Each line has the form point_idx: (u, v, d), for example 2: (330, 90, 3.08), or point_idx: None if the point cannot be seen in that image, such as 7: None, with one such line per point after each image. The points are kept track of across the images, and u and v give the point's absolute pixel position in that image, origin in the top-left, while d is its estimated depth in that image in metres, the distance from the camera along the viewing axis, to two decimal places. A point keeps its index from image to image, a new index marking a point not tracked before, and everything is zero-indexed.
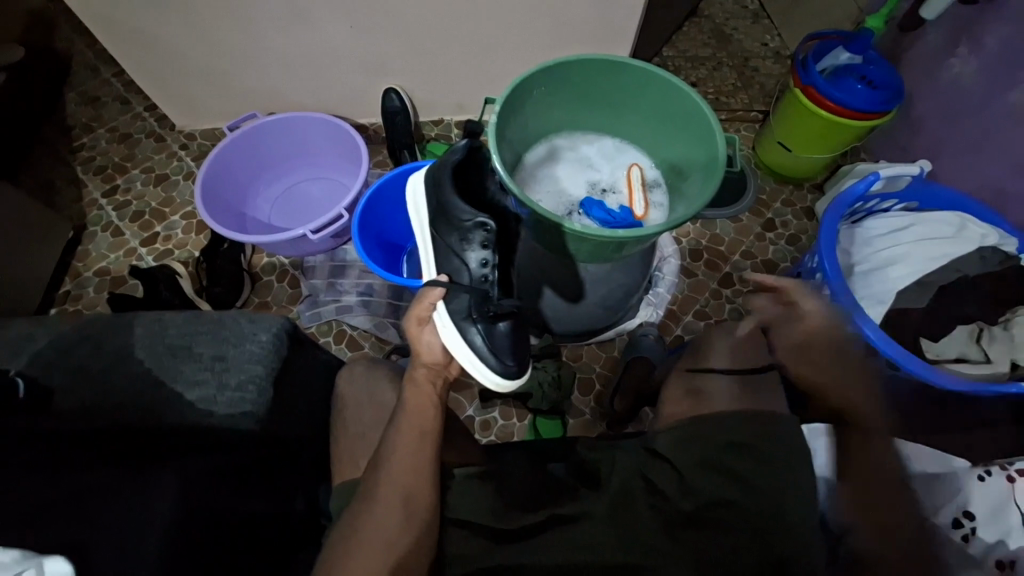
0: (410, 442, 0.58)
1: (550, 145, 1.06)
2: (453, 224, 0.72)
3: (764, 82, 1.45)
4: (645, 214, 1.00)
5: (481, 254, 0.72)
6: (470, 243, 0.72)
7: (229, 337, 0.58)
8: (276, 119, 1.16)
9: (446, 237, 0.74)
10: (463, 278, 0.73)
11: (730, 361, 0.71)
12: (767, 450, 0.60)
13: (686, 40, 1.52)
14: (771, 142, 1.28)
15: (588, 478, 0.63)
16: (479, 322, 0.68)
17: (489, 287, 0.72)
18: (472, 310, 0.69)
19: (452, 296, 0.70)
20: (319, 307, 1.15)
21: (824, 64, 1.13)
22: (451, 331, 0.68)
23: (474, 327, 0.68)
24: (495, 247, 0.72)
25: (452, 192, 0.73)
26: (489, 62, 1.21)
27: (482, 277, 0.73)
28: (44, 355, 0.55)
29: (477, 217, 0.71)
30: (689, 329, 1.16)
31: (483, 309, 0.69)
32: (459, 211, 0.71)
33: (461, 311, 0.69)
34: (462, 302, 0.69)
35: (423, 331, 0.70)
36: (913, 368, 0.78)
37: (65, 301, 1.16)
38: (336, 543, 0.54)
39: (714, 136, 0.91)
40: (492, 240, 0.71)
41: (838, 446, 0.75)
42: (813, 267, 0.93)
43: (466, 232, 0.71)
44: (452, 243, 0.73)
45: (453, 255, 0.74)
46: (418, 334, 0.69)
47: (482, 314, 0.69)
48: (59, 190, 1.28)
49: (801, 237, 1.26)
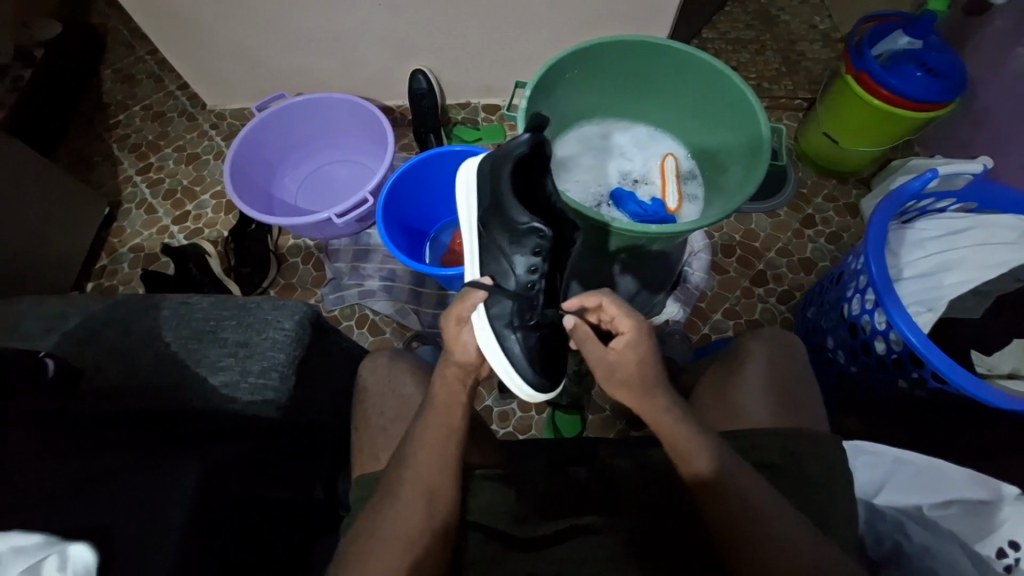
0: (434, 440, 0.57)
1: (581, 131, 1.02)
2: (508, 225, 0.69)
3: (811, 68, 1.36)
4: (678, 207, 0.97)
5: (530, 261, 0.69)
6: (520, 247, 0.69)
7: (253, 323, 0.58)
8: (304, 100, 1.15)
9: (496, 237, 0.71)
10: (508, 282, 0.70)
11: (768, 371, 0.68)
12: (793, 471, 0.61)
13: (728, 21, 1.43)
14: (815, 132, 1.20)
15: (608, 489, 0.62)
16: (519, 330, 0.67)
17: (535, 294, 0.69)
18: (514, 318, 0.67)
19: (493, 300, 0.67)
20: (342, 291, 1.15)
21: (880, 49, 1.06)
22: (489, 337, 0.65)
23: (514, 335, 0.66)
24: (546, 255, 0.69)
25: (509, 191, 0.68)
26: (519, 44, 1.17)
27: (528, 284, 0.69)
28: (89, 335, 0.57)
29: (533, 224, 0.67)
30: (717, 328, 1.11)
31: (524, 316, 0.67)
32: (515, 213, 0.68)
33: (502, 317, 0.67)
34: (503, 308, 0.67)
35: (462, 331, 0.63)
36: (959, 383, 0.72)
37: (101, 276, 1.20)
38: (353, 539, 0.54)
39: (757, 126, 0.86)
40: (545, 248, 0.68)
41: (885, 464, 0.72)
42: (857, 268, 0.88)
43: (520, 236, 0.68)
44: (502, 245, 0.71)
45: (501, 257, 0.71)
46: (455, 334, 0.63)
47: (522, 322, 0.67)
48: (97, 167, 1.31)
49: (843, 236, 1.19)
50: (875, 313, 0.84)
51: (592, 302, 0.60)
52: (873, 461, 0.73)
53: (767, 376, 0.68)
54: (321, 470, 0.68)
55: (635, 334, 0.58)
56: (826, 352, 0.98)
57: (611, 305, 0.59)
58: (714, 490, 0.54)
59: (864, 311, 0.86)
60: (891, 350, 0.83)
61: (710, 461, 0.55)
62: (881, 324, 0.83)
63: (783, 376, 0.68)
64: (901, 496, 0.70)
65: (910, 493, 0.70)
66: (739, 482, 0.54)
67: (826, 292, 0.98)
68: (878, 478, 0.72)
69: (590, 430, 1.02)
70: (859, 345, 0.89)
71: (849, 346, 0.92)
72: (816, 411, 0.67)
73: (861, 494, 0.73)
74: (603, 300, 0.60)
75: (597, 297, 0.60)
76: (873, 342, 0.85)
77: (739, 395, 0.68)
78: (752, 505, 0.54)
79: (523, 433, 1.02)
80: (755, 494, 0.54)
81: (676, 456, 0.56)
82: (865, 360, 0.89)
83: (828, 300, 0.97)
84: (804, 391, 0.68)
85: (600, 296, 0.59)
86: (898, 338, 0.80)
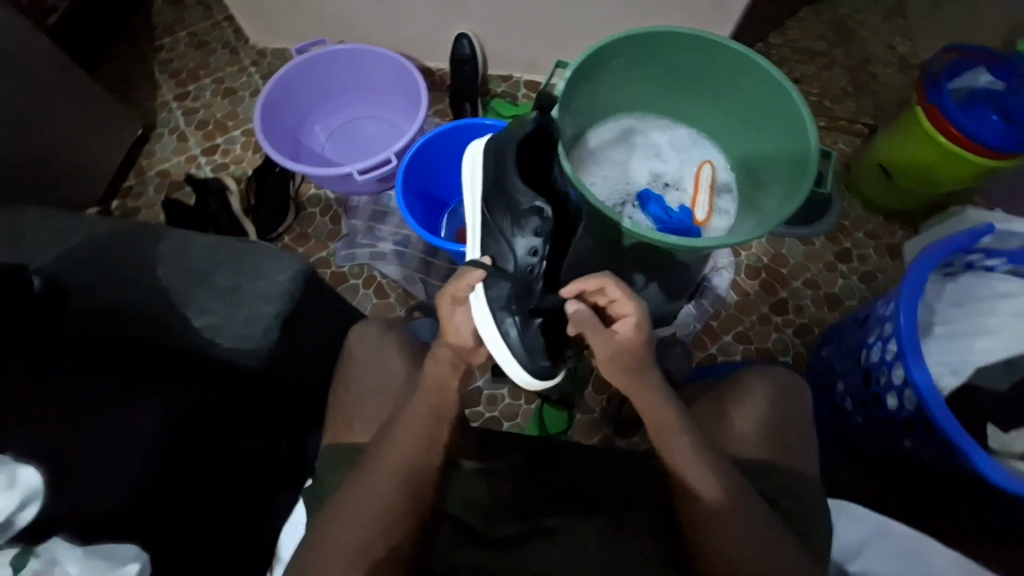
0: (420, 427, 0.58)
1: (618, 123, 0.97)
2: (509, 206, 0.67)
3: (880, 92, 1.26)
4: (706, 220, 0.92)
5: (531, 243, 0.67)
6: (521, 228, 0.67)
7: (247, 270, 0.57)
8: (344, 49, 1.12)
9: (498, 219, 0.69)
10: (507, 265, 0.68)
11: (769, 411, 0.64)
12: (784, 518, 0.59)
13: (800, 29, 1.33)
14: (869, 163, 1.12)
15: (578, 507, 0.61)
16: (516, 315, 0.64)
17: (534, 279, 0.67)
18: (511, 301, 0.64)
19: (492, 282, 0.64)
20: (354, 249, 1.14)
21: (958, 83, 0.97)
22: (486, 319, 0.63)
23: (510, 319, 0.63)
24: (547, 236, 0.66)
25: (512, 171, 0.67)
26: (572, 22, 1.11)
27: (528, 266, 0.67)
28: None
29: (535, 204, 0.65)
30: (725, 349, 1.07)
31: (522, 301, 0.65)
32: (517, 194, 0.66)
33: (499, 300, 0.63)
34: (501, 292, 0.64)
35: (456, 312, 0.61)
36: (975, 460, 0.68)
37: (127, 196, 1.22)
38: (328, 510, 0.55)
39: (807, 148, 0.79)
40: (546, 229, 0.66)
41: (863, 529, 0.70)
42: (884, 315, 0.82)
43: (521, 216, 0.66)
44: (504, 227, 0.68)
45: (502, 239, 0.69)
46: (449, 314, 0.61)
47: (521, 307, 0.64)
48: (137, 88, 1.32)
49: (877, 277, 1.13)
50: (895, 367, 0.79)
51: (594, 283, 0.58)
52: (856, 522, 0.71)
53: (766, 417, 0.64)
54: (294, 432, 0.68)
55: (636, 317, 0.58)
56: (834, 396, 0.95)
57: (614, 287, 0.58)
58: (710, 520, 0.54)
59: (883, 363, 0.82)
60: (903, 409, 0.80)
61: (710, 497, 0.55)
62: (898, 380, 0.79)
63: (783, 419, 0.64)
64: (879, 566, 0.67)
65: (891, 565, 0.67)
66: (722, 525, 0.54)
67: (847, 333, 0.93)
68: (858, 541, 0.70)
69: (576, 430, 1.00)
70: (870, 396, 0.86)
71: (860, 395, 0.89)
72: (812, 460, 0.64)
73: (836, 553, 0.71)
74: (606, 282, 0.58)
75: (599, 279, 0.58)
76: (885, 396, 0.83)
77: (734, 429, 0.64)
78: (738, 540, 0.53)
79: (509, 421, 1.01)
80: (750, 528, 0.54)
81: (689, 481, 0.56)
82: (874, 413, 0.86)
83: (847, 342, 0.92)
84: (802, 435, 0.64)
85: (603, 278, 0.58)
86: (911, 397, 0.77)
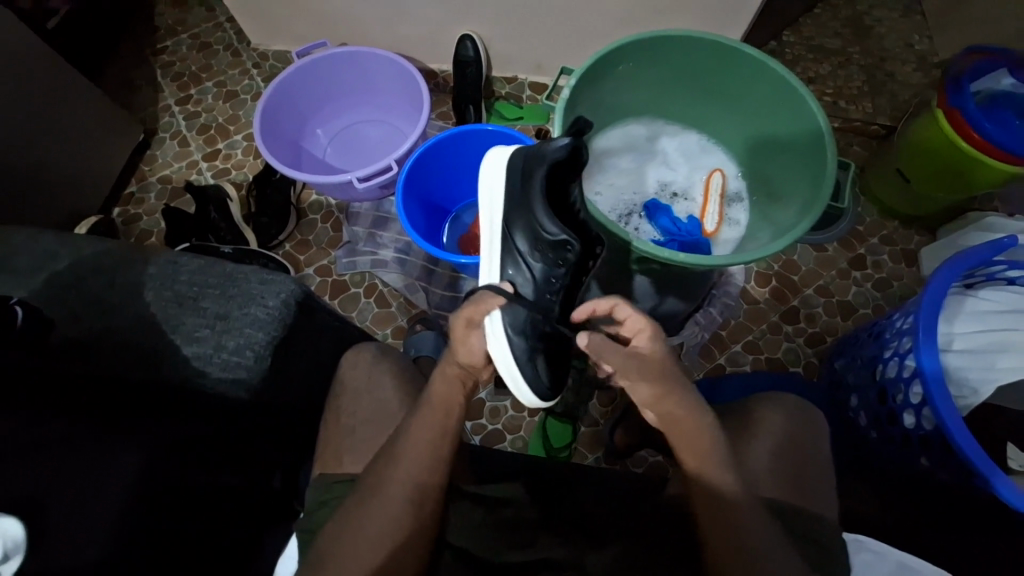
0: (420, 453, 0.56)
1: (625, 130, 0.93)
2: (533, 231, 0.65)
3: (897, 92, 1.22)
4: (715, 231, 0.90)
5: (552, 271, 0.66)
6: (544, 255, 0.66)
7: (236, 296, 0.59)
8: (346, 52, 1.10)
9: (517, 239, 0.67)
10: (527, 291, 0.67)
11: (783, 444, 0.63)
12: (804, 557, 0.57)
13: (814, 25, 1.28)
14: (886, 167, 1.09)
15: (581, 540, 0.59)
16: (530, 340, 0.64)
17: (552, 306, 0.66)
18: (526, 327, 0.64)
19: (509, 306, 0.63)
20: (356, 257, 1.12)
21: (980, 85, 0.93)
22: (500, 343, 0.62)
23: (524, 344, 0.63)
24: (569, 269, 0.65)
25: (540, 197, 0.64)
26: (578, 24, 1.08)
27: (547, 293, 0.67)
28: (95, 276, 0.58)
29: (561, 236, 0.63)
30: (733, 360, 1.04)
31: (540, 325, 0.64)
32: (544, 222, 0.64)
33: (516, 325, 0.63)
34: (516, 318, 0.63)
35: (470, 335, 0.59)
36: (1004, 493, 0.64)
37: (128, 203, 1.21)
38: (320, 543, 0.54)
39: (823, 159, 0.76)
40: (569, 262, 0.65)
41: (886, 569, 0.65)
42: (902, 329, 0.79)
43: (546, 246, 0.65)
44: (523, 251, 0.67)
45: (523, 264, 0.67)
46: (464, 337, 0.59)
47: (534, 332, 0.64)
48: (139, 91, 1.30)
49: (892, 285, 1.09)
50: (913, 384, 0.76)
51: (607, 305, 0.57)
52: (875, 560, 0.66)
53: (778, 449, 0.62)
54: (285, 457, 0.66)
55: (655, 329, 0.56)
56: (847, 410, 0.92)
57: (625, 307, 0.56)
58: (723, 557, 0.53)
59: (900, 379, 0.78)
60: (920, 427, 0.76)
61: (717, 537, 0.54)
62: (915, 399, 0.76)
63: (797, 453, 0.63)
64: None
65: None
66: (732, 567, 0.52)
67: (860, 346, 0.89)
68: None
69: (581, 444, 0.97)
70: (886, 412, 0.83)
71: (874, 411, 0.86)
72: (826, 494, 0.62)
73: None
74: (617, 302, 0.57)
75: (610, 300, 0.57)
76: (902, 413, 0.79)
77: (748, 458, 0.62)
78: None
79: (512, 433, 0.98)
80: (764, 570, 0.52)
81: (704, 513, 0.55)
82: (890, 430, 0.83)
83: (861, 354, 0.89)
84: (814, 467, 0.63)
85: (614, 298, 0.57)
86: (930, 417, 0.74)
